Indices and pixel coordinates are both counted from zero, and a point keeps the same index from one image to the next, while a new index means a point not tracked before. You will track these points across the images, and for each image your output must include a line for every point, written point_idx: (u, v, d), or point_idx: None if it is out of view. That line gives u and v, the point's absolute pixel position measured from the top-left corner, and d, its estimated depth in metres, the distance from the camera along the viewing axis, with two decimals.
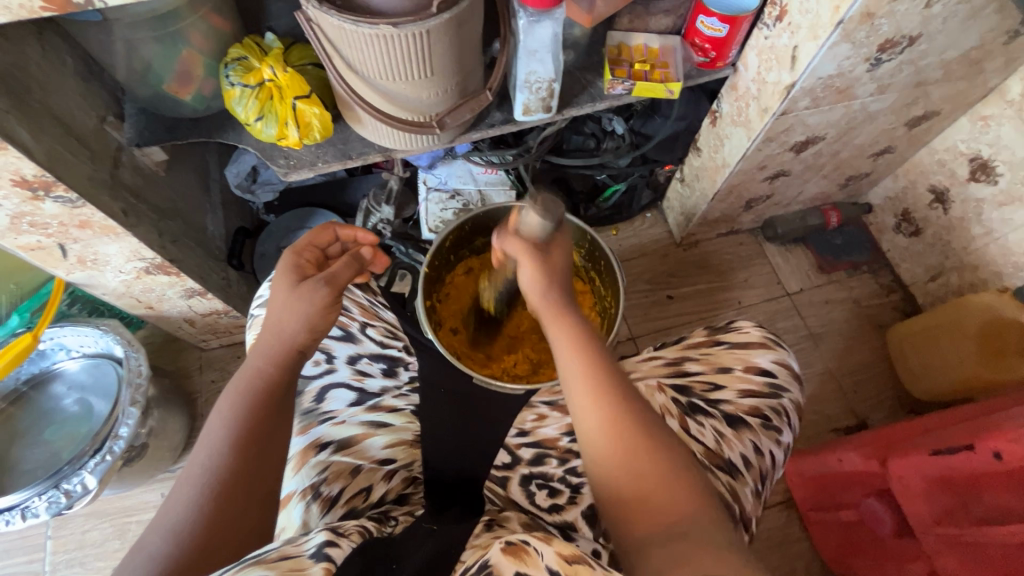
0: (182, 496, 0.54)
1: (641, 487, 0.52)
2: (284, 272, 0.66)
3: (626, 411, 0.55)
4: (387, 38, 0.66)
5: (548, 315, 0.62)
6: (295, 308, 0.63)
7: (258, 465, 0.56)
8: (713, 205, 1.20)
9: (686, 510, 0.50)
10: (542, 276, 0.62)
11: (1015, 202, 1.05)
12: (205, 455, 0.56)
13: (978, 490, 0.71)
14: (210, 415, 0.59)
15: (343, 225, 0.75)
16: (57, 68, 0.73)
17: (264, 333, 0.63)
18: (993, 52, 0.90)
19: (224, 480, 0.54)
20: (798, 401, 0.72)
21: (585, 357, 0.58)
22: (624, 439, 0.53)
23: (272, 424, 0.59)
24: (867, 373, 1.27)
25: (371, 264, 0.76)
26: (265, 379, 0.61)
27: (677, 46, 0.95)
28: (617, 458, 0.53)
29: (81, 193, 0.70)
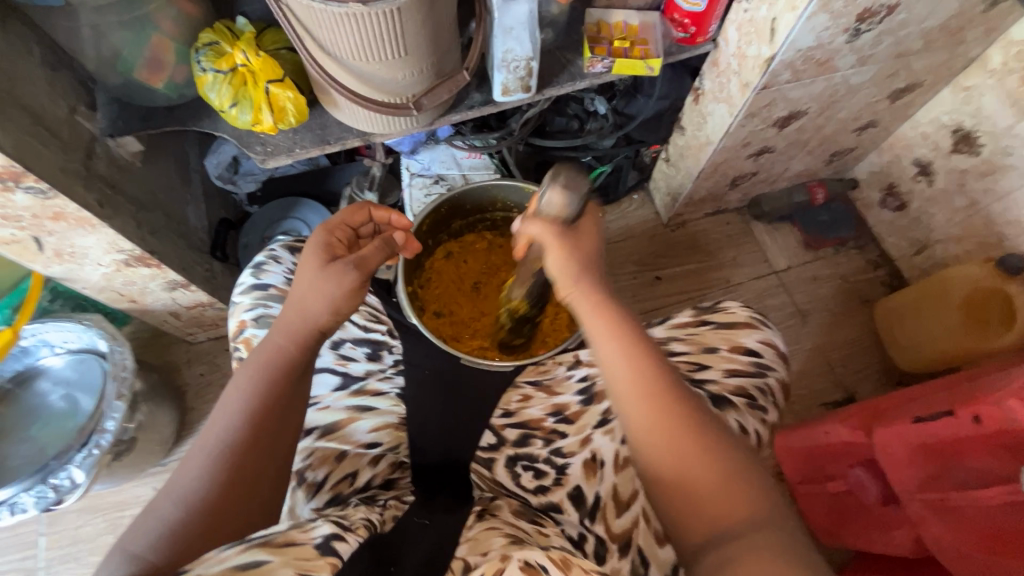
0: (196, 465, 0.54)
1: (695, 485, 0.51)
2: (315, 251, 0.64)
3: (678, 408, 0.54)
4: (357, 16, 0.65)
5: (587, 307, 0.59)
6: (322, 289, 0.62)
7: (273, 440, 0.57)
8: (698, 183, 1.19)
9: (743, 514, 0.49)
10: (577, 271, 0.59)
11: (997, 172, 1.05)
12: (222, 426, 0.56)
13: (958, 455, 0.72)
14: (229, 386, 0.59)
15: (378, 206, 0.72)
16: (22, 56, 0.72)
17: (287, 309, 0.62)
18: (973, 20, 0.90)
19: (239, 453, 0.55)
20: (784, 380, 0.72)
21: (632, 347, 0.57)
22: (676, 433, 0.53)
23: (289, 400, 0.59)
24: (854, 347, 1.28)
25: (403, 248, 0.75)
26: (285, 354, 0.60)
27: (657, 21, 0.94)
28: (675, 459, 0.52)
29: (53, 183, 0.69)
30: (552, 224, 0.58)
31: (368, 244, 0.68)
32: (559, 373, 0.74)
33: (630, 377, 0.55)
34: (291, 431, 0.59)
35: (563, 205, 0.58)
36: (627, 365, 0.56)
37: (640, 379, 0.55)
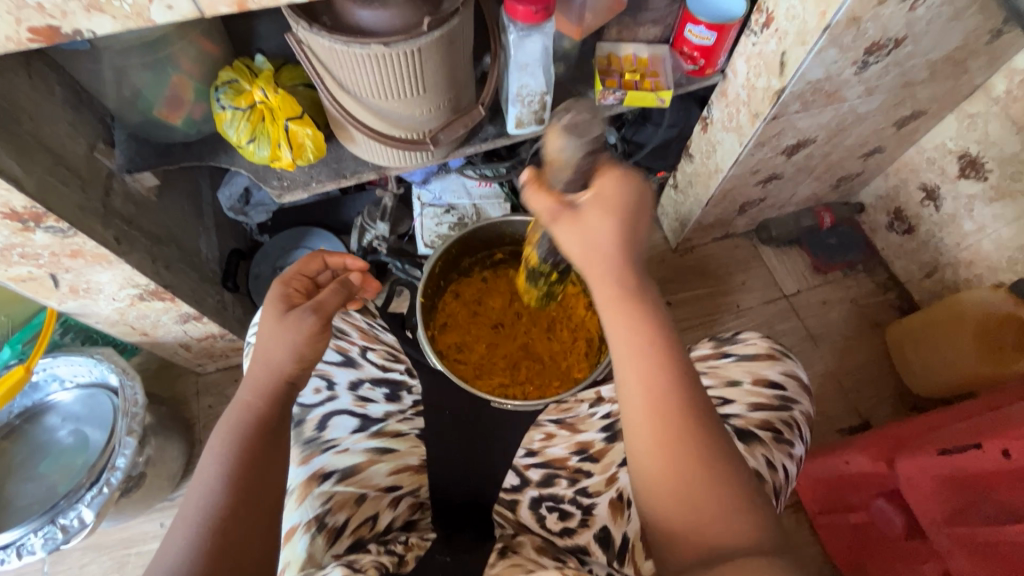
0: (178, 537, 0.51)
1: (694, 503, 0.49)
2: (272, 303, 0.64)
3: (684, 418, 0.50)
4: (379, 57, 0.66)
5: (604, 292, 0.53)
6: (283, 337, 0.61)
7: (256, 497, 0.54)
8: (707, 210, 1.20)
9: (737, 536, 0.48)
10: (594, 241, 0.52)
11: (1006, 197, 1.06)
12: (200, 492, 0.53)
13: (989, 489, 0.71)
14: (203, 453, 0.57)
15: (331, 253, 0.73)
16: (44, 96, 0.72)
17: (253, 365, 0.61)
18: (978, 51, 0.91)
19: (224, 514, 0.52)
20: (808, 413, 0.71)
21: (649, 358, 0.51)
22: (683, 448, 0.49)
23: (267, 454, 0.57)
24: (868, 372, 1.27)
25: (362, 288, 0.75)
26: (256, 412, 0.59)
27: (666, 54, 0.96)
28: (674, 468, 0.49)
29: (73, 223, 0.69)
30: (554, 205, 0.53)
31: (325, 287, 0.68)
32: (581, 411, 0.73)
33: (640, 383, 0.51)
34: (276, 483, 0.57)
35: (562, 161, 0.53)
36: (639, 350, 0.52)
37: (651, 386, 0.51)
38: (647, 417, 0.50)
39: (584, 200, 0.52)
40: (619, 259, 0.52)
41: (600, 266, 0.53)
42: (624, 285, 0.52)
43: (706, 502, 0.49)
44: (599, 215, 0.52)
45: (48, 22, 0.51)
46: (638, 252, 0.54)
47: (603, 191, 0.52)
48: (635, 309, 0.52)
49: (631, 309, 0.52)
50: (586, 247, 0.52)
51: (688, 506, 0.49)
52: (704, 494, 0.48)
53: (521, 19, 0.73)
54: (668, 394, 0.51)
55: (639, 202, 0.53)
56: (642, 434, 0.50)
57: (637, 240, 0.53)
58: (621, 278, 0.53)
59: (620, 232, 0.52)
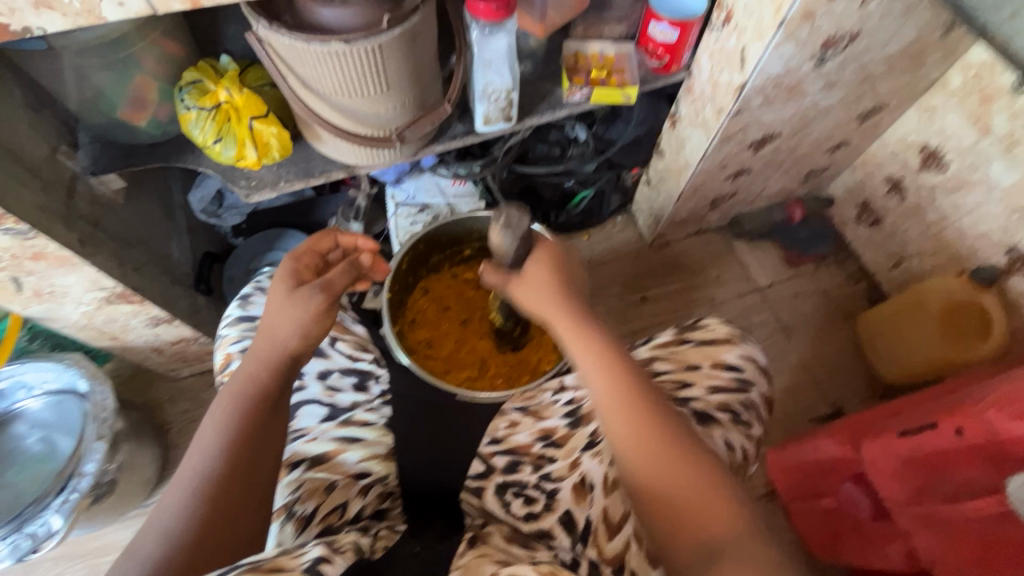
0: (173, 499, 0.53)
1: (680, 505, 0.54)
2: (282, 278, 0.64)
3: (659, 425, 0.58)
4: (340, 54, 0.67)
5: (567, 333, 0.64)
6: (291, 313, 0.62)
7: (251, 466, 0.56)
8: (679, 205, 1.22)
9: (724, 529, 0.52)
10: (542, 293, 0.65)
11: (965, 188, 1.09)
12: (199, 458, 0.55)
13: (943, 468, 0.72)
14: (204, 419, 0.58)
15: (345, 232, 0.71)
16: (3, 97, 0.72)
17: (258, 337, 0.62)
18: (931, 45, 0.94)
19: (217, 484, 0.54)
20: (766, 394, 0.72)
21: (619, 379, 0.60)
22: (666, 455, 0.56)
23: (266, 427, 0.58)
24: (840, 361, 1.29)
25: (370, 272, 0.72)
26: (257, 384, 0.59)
27: (632, 52, 0.97)
28: (654, 475, 0.56)
29: (33, 224, 0.68)
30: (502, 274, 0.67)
31: (333, 267, 0.67)
32: (545, 399, 0.74)
33: (610, 399, 0.60)
34: (270, 454, 0.58)
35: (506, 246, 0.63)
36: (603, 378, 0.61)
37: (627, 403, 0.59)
38: (625, 426, 0.58)
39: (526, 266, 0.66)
40: (563, 302, 0.65)
41: (557, 313, 0.65)
42: (581, 324, 0.64)
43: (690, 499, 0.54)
44: (540, 268, 0.66)
45: None
46: (580, 299, 0.67)
47: (541, 255, 0.67)
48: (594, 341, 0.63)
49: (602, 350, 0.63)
50: (537, 298, 0.66)
51: (677, 508, 0.54)
52: (687, 495, 0.54)
53: (483, 16, 0.74)
54: (637, 406, 0.59)
55: (569, 269, 0.68)
56: (631, 447, 0.57)
57: (572, 290, 0.67)
58: (582, 323, 0.64)
59: (554, 279, 0.66)
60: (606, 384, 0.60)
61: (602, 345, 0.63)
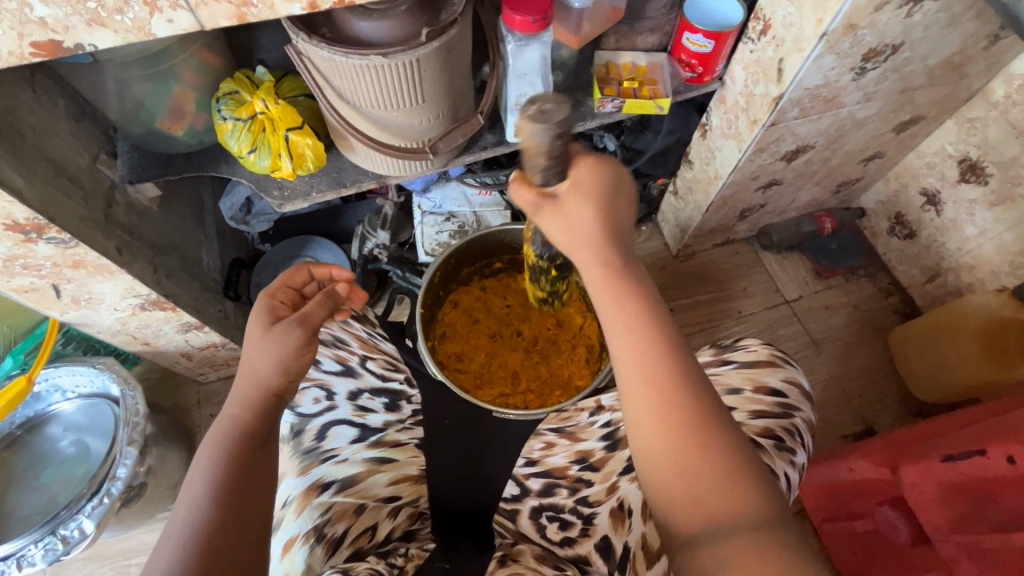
0: (164, 555, 0.49)
1: (696, 483, 0.47)
2: (257, 315, 0.63)
3: (677, 387, 0.49)
4: (379, 67, 0.67)
5: (599, 287, 0.53)
6: (269, 351, 0.60)
7: (244, 507, 0.53)
8: (707, 216, 1.20)
9: (740, 510, 0.45)
10: (577, 228, 0.53)
11: (1007, 201, 1.05)
12: (187, 511, 0.51)
13: (992, 496, 0.71)
14: (189, 470, 0.55)
15: (318, 263, 0.70)
16: (47, 108, 0.73)
17: (240, 379, 0.60)
18: (976, 56, 0.91)
19: (210, 532, 0.50)
20: (810, 421, 0.70)
21: (638, 331, 0.51)
22: (682, 425, 0.48)
23: (257, 466, 0.55)
24: (872, 378, 1.26)
25: (349, 300, 0.71)
26: (241, 429, 0.57)
27: (665, 62, 0.96)
28: (675, 442, 0.48)
29: (74, 233, 0.69)
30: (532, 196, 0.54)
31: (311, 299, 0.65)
32: (582, 420, 0.72)
33: (632, 355, 0.51)
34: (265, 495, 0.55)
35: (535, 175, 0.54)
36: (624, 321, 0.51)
37: (646, 363, 0.50)
38: (642, 388, 0.49)
39: (562, 191, 0.53)
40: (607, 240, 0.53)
41: (584, 244, 0.53)
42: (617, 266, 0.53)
43: (705, 473, 0.47)
44: (580, 205, 0.53)
45: (50, 36, 0.51)
46: (620, 226, 0.54)
47: (579, 188, 0.53)
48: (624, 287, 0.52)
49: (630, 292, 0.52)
50: (571, 230, 0.54)
51: (689, 481, 0.47)
52: (702, 468, 0.47)
53: (519, 29, 0.75)
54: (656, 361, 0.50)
55: (612, 188, 0.54)
56: (644, 409, 0.49)
57: (614, 221, 0.54)
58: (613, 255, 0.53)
59: (600, 215, 0.53)
60: (628, 330, 0.51)
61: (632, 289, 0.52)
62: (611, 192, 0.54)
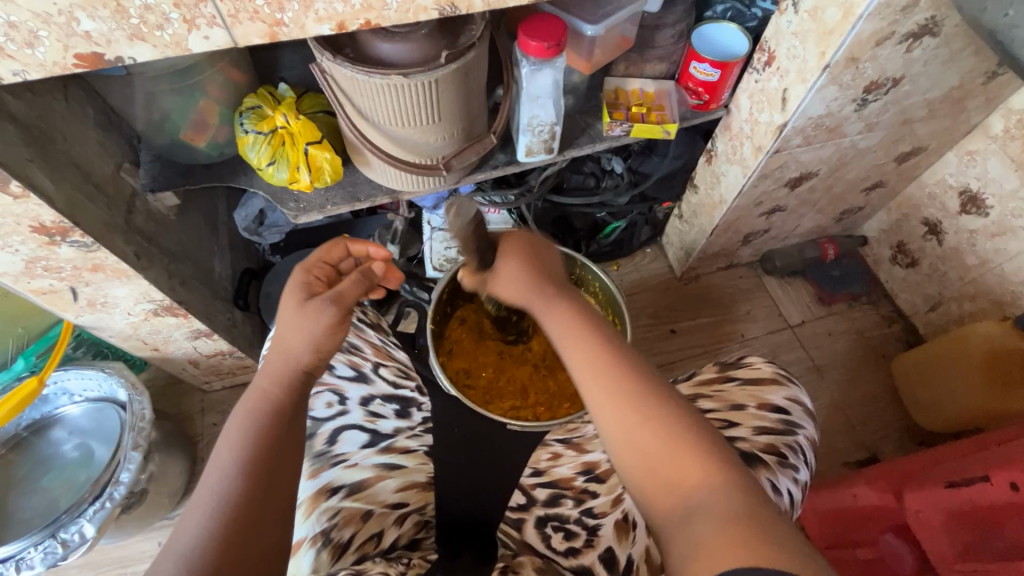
0: (194, 520, 0.51)
1: (659, 468, 0.51)
2: (294, 289, 0.64)
3: (638, 383, 0.55)
4: (398, 87, 0.69)
5: (540, 305, 0.62)
6: (302, 326, 0.61)
7: (275, 466, 0.55)
8: (711, 240, 1.22)
9: (702, 490, 0.48)
10: (517, 267, 0.63)
11: (1007, 233, 1.07)
12: (215, 479, 0.53)
13: (999, 525, 0.70)
14: (222, 438, 0.57)
15: (355, 240, 0.72)
16: (78, 118, 0.76)
17: (272, 354, 0.62)
18: (974, 91, 0.94)
19: (237, 504, 0.52)
20: (813, 438, 0.71)
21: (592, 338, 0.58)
22: (640, 416, 0.53)
23: (283, 442, 0.57)
24: (874, 405, 1.26)
25: (384, 280, 0.72)
26: (272, 401, 0.58)
27: (672, 89, 0.99)
28: (634, 431, 0.53)
29: (97, 237, 0.71)
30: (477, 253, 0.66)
31: (347, 278, 0.66)
32: (587, 431, 0.74)
33: (584, 361, 0.57)
34: (291, 468, 0.57)
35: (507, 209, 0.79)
36: (572, 332, 0.59)
37: (600, 362, 0.56)
38: (600, 387, 0.55)
39: (500, 242, 0.64)
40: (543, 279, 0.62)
41: (523, 288, 0.62)
42: (552, 297, 0.62)
43: (667, 462, 0.51)
44: (512, 261, 0.63)
45: (93, 49, 0.54)
46: (553, 279, 0.63)
47: (506, 250, 0.64)
48: (569, 311, 0.61)
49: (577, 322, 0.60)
50: (518, 287, 0.62)
51: (657, 467, 0.51)
52: (662, 453, 0.51)
53: (533, 54, 0.77)
54: (615, 362, 0.56)
55: (539, 247, 0.65)
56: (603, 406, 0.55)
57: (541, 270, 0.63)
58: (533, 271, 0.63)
59: (530, 270, 0.63)
60: (582, 343, 0.58)
61: (575, 308, 0.61)
62: (533, 252, 0.65)
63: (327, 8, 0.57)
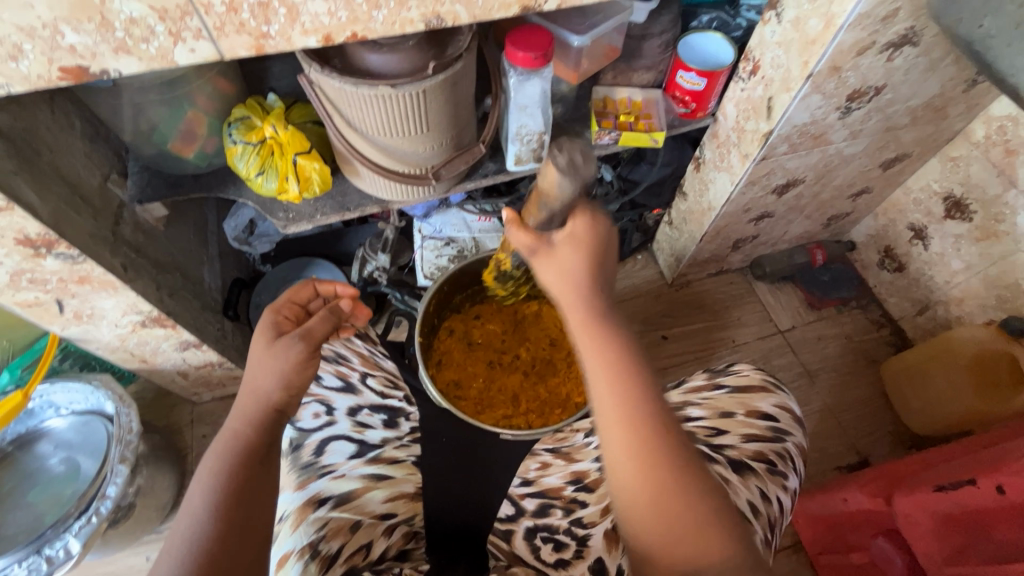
0: (165, 569, 0.50)
1: (673, 535, 0.51)
2: (261, 330, 0.64)
3: (664, 446, 0.53)
4: (386, 97, 0.70)
5: (576, 325, 0.57)
6: (270, 365, 0.61)
7: (248, 506, 0.54)
8: (701, 246, 1.23)
9: (716, 554, 0.50)
10: (568, 271, 0.59)
11: (990, 237, 1.09)
12: (187, 525, 0.52)
13: (986, 528, 0.71)
14: (193, 481, 0.55)
15: (322, 280, 0.73)
16: (64, 129, 0.76)
17: (242, 394, 0.61)
18: (955, 99, 0.96)
19: (207, 550, 0.51)
20: (801, 445, 0.71)
21: (627, 386, 0.55)
22: (667, 484, 0.52)
23: (256, 483, 0.55)
24: (865, 409, 1.27)
25: (352, 316, 0.74)
26: (243, 441, 0.57)
27: (659, 98, 1.00)
28: (661, 506, 0.51)
29: (83, 249, 0.71)
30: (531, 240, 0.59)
31: (314, 315, 0.67)
32: (577, 441, 0.75)
33: (616, 413, 0.54)
34: (264, 513, 0.55)
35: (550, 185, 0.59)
36: (610, 366, 0.56)
37: (630, 414, 0.54)
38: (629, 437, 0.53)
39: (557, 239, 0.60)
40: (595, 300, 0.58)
41: (571, 301, 0.58)
42: (598, 319, 0.58)
43: (682, 529, 0.51)
44: (573, 251, 0.59)
45: (77, 62, 0.54)
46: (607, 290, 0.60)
47: (575, 235, 0.60)
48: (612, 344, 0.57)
49: (615, 352, 0.57)
50: (563, 277, 0.59)
51: (669, 535, 0.51)
52: (677, 521, 0.51)
53: (520, 64, 0.78)
54: (641, 416, 0.54)
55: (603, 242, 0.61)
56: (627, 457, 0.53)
57: (601, 275, 0.60)
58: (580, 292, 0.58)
59: (586, 271, 0.59)
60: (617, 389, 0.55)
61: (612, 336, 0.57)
62: (600, 254, 0.60)
63: (314, 20, 0.57)
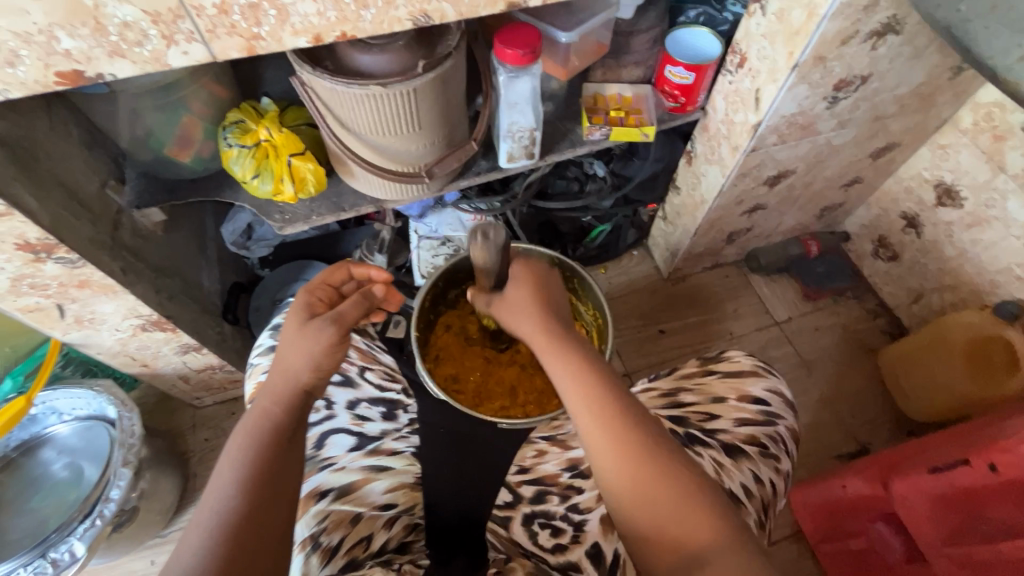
0: (194, 541, 0.51)
1: (660, 519, 0.53)
2: (296, 311, 0.66)
3: (640, 440, 0.56)
4: (377, 97, 0.71)
5: (542, 344, 0.63)
6: (302, 346, 0.63)
7: (276, 482, 0.55)
8: (696, 239, 1.24)
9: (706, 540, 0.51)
10: (523, 305, 0.66)
11: (982, 223, 1.10)
12: (216, 498, 0.53)
13: (979, 507, 0.72)
14: (222, 456, 0.57)
15: (357, 263, 0.74)
16: (62, 136, 0.77)
17: (272, 373, 0.63)
18: (941, 87, 0.97)
19: (236, 522, 0.51)
20: (793, 428, 0.72)
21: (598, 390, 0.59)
22: (649, 472, 0.54)
23: (283, 460, 0.57)
24: (862, 398, 1.27)
25: (386, 300, 0.74)
26: (273, 419, 0.59)
27: (649, 94, 1.01)
28: (644, 494, 0.54)
29: (82, 253, 0.72)
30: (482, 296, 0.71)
31: (348, 299, 0.68)
32: (572, 429, 0.76)
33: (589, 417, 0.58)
34: (292, 487, 0.57)
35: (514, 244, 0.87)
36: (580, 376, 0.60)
37: (604, 413, 0.57)
38: (604, 441, 0.56)
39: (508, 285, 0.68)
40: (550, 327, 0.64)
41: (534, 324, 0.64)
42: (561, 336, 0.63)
43: (669, 514, 0.53)
44: (521, 288, 0.67)
45: (73, 66, 0.55)
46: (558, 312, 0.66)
47: (519, 278, 0.68)
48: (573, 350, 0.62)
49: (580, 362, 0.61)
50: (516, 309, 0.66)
51: (657, 521, 0.53)
52: (664, 507, 0.53)
53: (509, 61, 0.79)
54: (614, 412, 0.57)
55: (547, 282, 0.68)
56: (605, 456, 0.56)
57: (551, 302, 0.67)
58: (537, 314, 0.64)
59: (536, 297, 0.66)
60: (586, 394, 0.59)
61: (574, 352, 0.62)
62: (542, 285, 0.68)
63: (304, 21, 0.59)
